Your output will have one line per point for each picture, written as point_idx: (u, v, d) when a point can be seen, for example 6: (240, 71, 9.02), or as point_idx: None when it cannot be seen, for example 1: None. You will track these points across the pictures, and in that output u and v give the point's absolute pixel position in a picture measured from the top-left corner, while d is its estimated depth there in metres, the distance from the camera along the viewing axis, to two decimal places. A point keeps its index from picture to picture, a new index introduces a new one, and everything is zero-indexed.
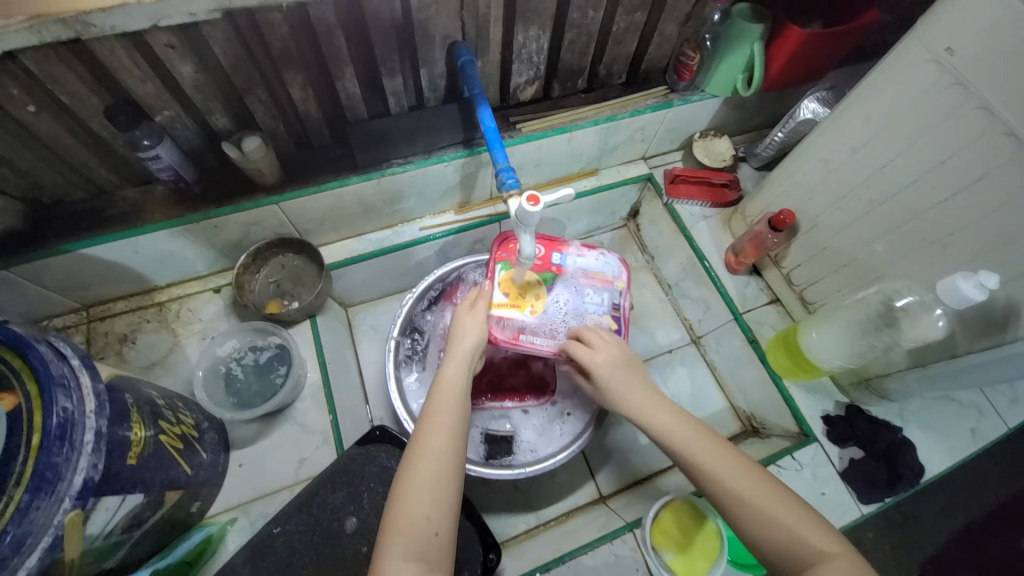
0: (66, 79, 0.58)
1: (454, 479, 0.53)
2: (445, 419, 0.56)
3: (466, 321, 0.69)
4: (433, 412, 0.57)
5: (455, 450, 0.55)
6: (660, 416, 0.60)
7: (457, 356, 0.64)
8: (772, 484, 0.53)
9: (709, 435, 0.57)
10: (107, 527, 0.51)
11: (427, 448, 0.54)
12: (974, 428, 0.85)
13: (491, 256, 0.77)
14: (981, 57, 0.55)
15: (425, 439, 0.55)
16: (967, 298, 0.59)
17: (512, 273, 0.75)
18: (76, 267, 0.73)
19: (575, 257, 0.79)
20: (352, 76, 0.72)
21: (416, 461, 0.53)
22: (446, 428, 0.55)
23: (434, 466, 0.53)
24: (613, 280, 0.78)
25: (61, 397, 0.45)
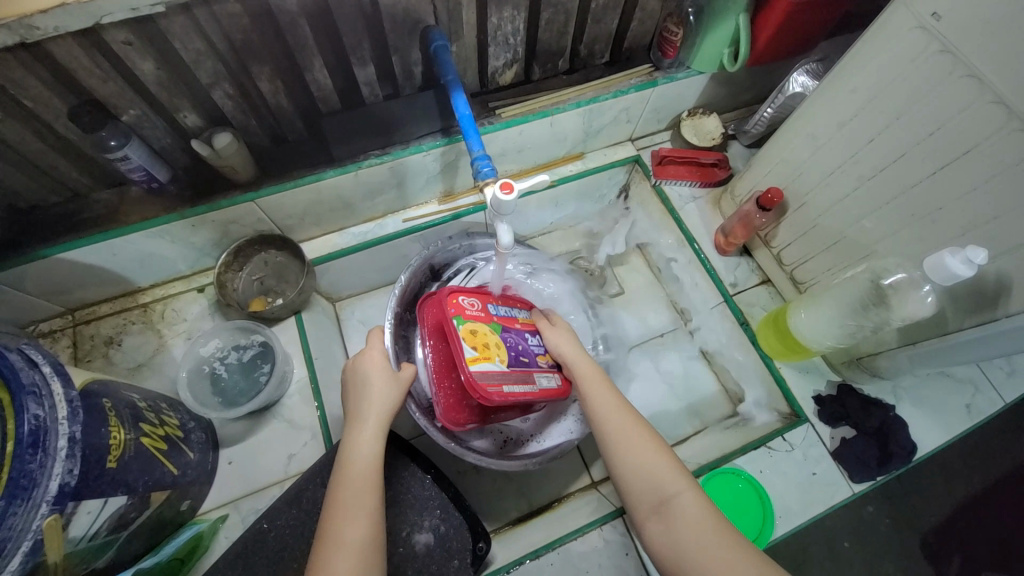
0: (25, 81, 0.57)
1: (374, 556, 0.53)
2: (356, 503, 0.55)
3: (371, 378, 0.65)
4: (342, 496, 0.56)
5: (373, 528, 0.55)
6: (620, 411, 0.62)
7: (363, 427, 0.61)
8: (713, 515, 0.53)
9: (658, 438, 0.60)
10: (91, 529, 0.52)
11: (342, 534, 0.53)
12: (969, 404, 0.83)
13: (441, 313, 0.65)
14: (970, 22, 0.52)
15: (339, 523, 0.54)
16: (955, 275, 0.57)
17: (470, 325, 0.65)
18: (55, 272, 0.73)
19: (502, 308, 0.74)
20: (321, 67, 0.70)
21: (333, 558, 0.51)
22: (362, 513, 0.55)
23: (351, 561, 0.51)
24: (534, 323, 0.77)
25: (33, 404, 0.46)
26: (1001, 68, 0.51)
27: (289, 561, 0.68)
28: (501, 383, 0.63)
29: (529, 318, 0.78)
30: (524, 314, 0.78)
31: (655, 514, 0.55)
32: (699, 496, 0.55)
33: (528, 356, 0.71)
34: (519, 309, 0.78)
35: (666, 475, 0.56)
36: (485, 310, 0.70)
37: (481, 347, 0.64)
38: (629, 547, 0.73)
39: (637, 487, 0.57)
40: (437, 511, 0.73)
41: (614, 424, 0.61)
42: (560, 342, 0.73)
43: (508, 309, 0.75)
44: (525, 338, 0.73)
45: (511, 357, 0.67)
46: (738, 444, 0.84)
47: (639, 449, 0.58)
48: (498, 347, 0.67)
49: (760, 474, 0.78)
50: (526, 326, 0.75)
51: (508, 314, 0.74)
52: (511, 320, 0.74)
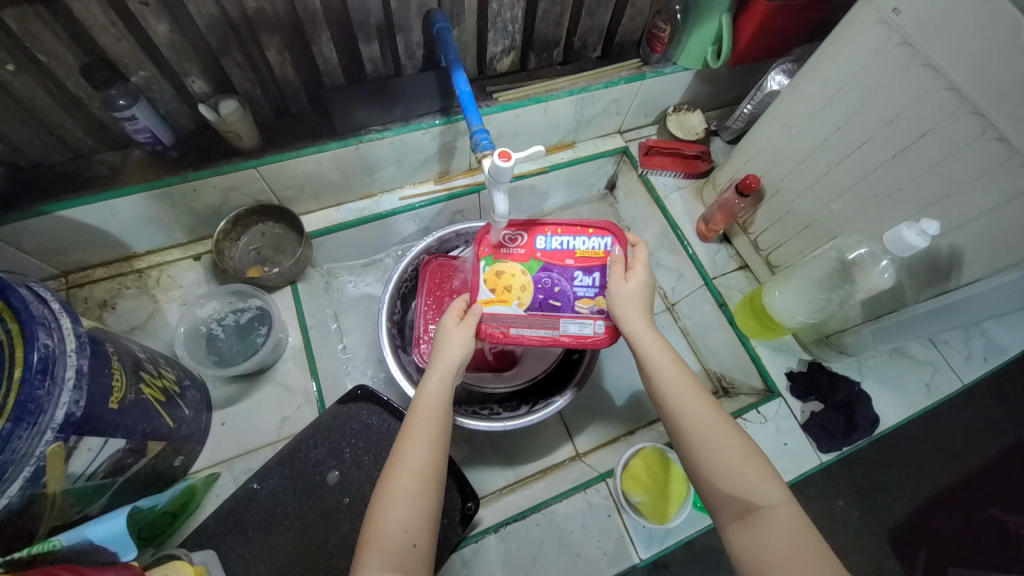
0: (40, 35, 0.59)
1: (433, 489, 0.55)
2: (426, 435, 0.57)
3: (454, 332, 0.67)
4: (415, 425, 0.58)
5: (436, 463, 0.56)
6: (705, 405, 0.57)
7: (439, 369, 0.63)
8: (803, 527, 0.50)
9: (748, 441, 0.55)
10: (89, 468, 0.53)
11: (408, 461, 0.55)
12: (929, 383, 0.90)
13: (475, 253, 0.74)
14: (924, 18, 0.58)
15: (404, 454, 0.56)
16: (910, 245, 0.62)
17: (497, 266, 0.72)
18: (53, 230, 0.74)
19: (559, 239, 0.73)
20: (328, 41, 0.73)
21: (395, 476, 0.55)
22: (427, 441, 0.57)
23: (411, 480, 0.54)
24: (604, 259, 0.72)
25: (43, 335, 0.46)
26: (953, 56, 0.57)
27: (281, 517, 0.70)
28: (514, 326, 0.71)
29: (600, 251, 0.72)
30: (592, 245, 0.72)
31: (740, 519, 0.52)
32: (791, 508, 0.51)
33: (564, 298, 0.71)
34: (590, 240, 0.72)
35: (758, 484, 0.52)
36: (528, 247, 0.73)
37: (500, 290, 0.71)
38: (613, 510, 0.76)
39: (722, 491, 0.53)
40: None
41: (699, 422, 0.56)
42: (625, 301, 0.66)
43: (570, 241, 0.72)
44: (570, 278, 0.72)
45: (534, 300, 0.71)
46: None
47: (727, 454, 0.54)
48: (521, 288, 0.71)
49: None
50: (584, 262, 0.72)
51: (562, 248, 0.72)
52: (567, 254, 0.72)
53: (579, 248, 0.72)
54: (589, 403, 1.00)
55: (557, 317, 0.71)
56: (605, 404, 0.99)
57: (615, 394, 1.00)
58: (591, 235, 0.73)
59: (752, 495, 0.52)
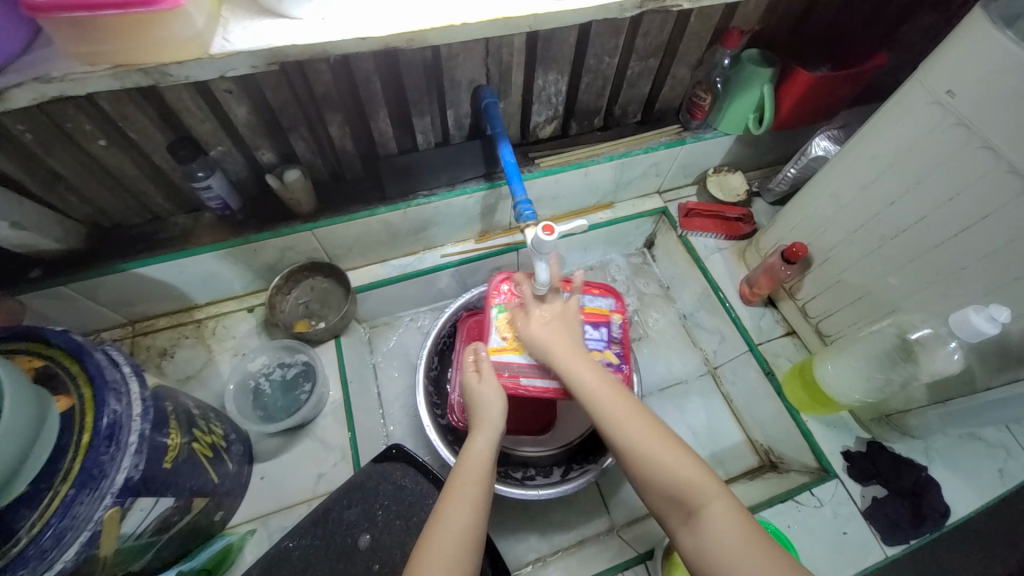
0: (137, 118, 0.66)
1: (471, 551, 0.55)
2: (466, 493, 0.59)
3: (481, 388, 0.71)
4: (456, 484, 0.60)
5: (476, 527, 0.56)
6: (633, 417, 0.60)
7: (484, 428, 0.66)
8: (745, 519, 0.51)
9: (682, 445, 0.58)
10: (140, 527, 0.55)
11: (450, 523, 0.56)
12: (1001, 468, 0.81)
13: (488, 300, 0.82)
14: (982, 100, 0.57)
15: (444, 513, 0.57)
16: (980, 331, 0.58)
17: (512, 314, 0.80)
18: (127, 284, 0.80)
19: (573, 295, 0.83)
20: (385, 116, 0.79)
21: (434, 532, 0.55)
22: (468, 501, 0.58)
23: (449, 538, 0.55)
24: (610, 314, 0.83)
25: (113, 400, 0.50)
26: (1013, 141, 0.55)
27: None
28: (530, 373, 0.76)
29: (605, 308, 0.83)
30: (598, 304, 0.84)
31: (686, 522, 0.53)
32: (731, 502, 0.52)
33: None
34: (596, 298, 0.84)
35: (695, 483, 0.54)
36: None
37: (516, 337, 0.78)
38: None
39: (665, 496, 0.55)
40: None
41: (632, 432, 0.59)
42: (544, 339, 0.71)
43: (580, 298, 0.83)
44: (580, 331, 0.81)
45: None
46: (765, 497, 0.83)
47: (662, 457, 0.56)
48: None
49: (788, 529, 0.76)
50: (593, 316, 0.82)
51: (573, 303, 0.83)
52: (580, 309, 0.82)
53: (587, 304, 0.83)
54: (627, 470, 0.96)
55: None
56: None
57: None
58: (597, 295, 0.84)
59: (690, 491, 0.53)
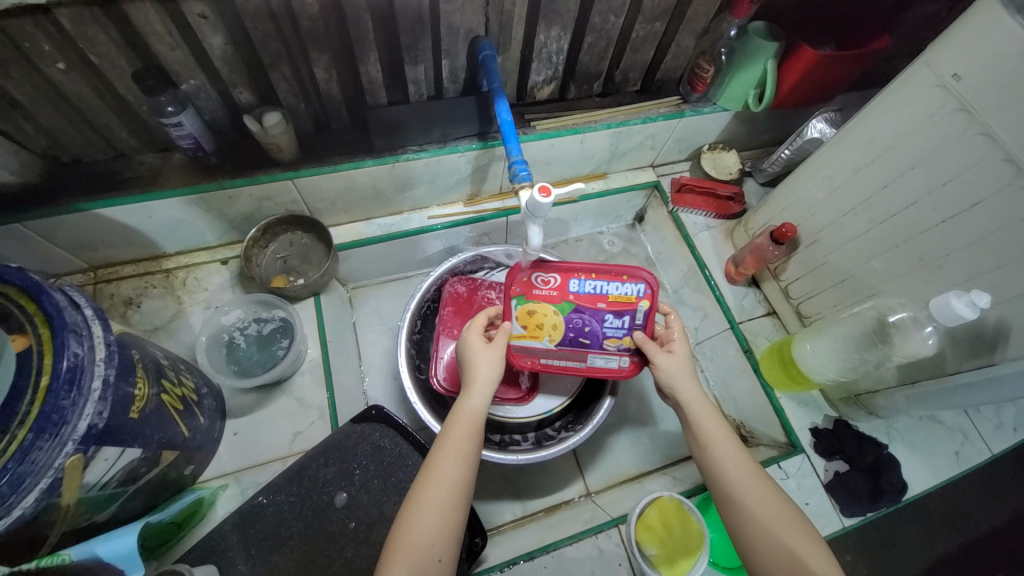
0: (98, 39, 0.60)
1: (459, 507, 0.56)
2: (462, 450, 0.58)
3: (479, 350, 0.67)
4: (451, 439, 0.59)
5: (466, 480, 0.57)
6: (748, 466, 0.58)
7: (479, 388, 0.64)
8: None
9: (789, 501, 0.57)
10: (103, 478, 0.52)
11: (442, 475, 0.56)
12: (957, 451, 0.86)
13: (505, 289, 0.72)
14: (986, 85, 0.57)
15: (441, 466, 0.57)
16: (959, 316, 0.60)
17: (529, 305, 0.71)
18: (88, 226, 0.74)
19: (592, 279, 0.70)
20: (375, 61, 0.74)
21: (428, 486, 0.56)
22: (460, 459, 0.57)
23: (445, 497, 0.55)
24: (640, 302, 0.70)
25: (73, 343, 0.46)
26: (1014, 129, 0.55)
27: (285, 537, 0.68)
28: (544, 356, 0.74)
29: (636, 296, 0.70)
30: (625, 290, 0.70)
31: None
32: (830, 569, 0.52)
33: (594, 338, 0.71)
34: (625, 285, 0.69)
35: (813, 556, 0.52)
36: (561, 289, 0.71)
37: (532, 326, 0.72)
38: (624, 559, 0.73)
39: (772, 560, 0.53)
40: None
41: (756, 491, 0.56)
42: (680, 371, 0.65)
43: (603, 284, 0.70)
44: (601, 320, 0.71)
45: (565, 338, 0.72)
46: None
47: (783, 526, 0.54)
48: (553, 327, 0.72)
49: None
50: (616, 306, 0.70)
51: (593, 290, 0.70)
52: (602, 297, 0.70)
53: (616, 289, 0.70)
54: (604, 439, 0.97)
55: (585, 353, 0.72)
56: (619, 442, 0.97)
57: (631, 431, 0.98)
58: (624, 278, 0.70)
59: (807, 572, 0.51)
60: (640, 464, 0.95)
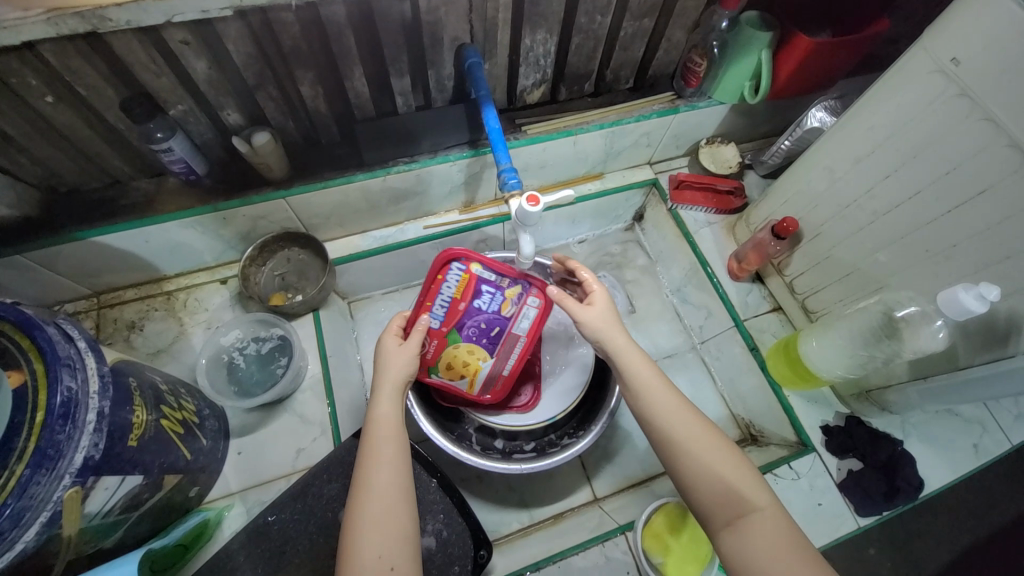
0: (84, 72, 0.60)
1: (402, 506, 0.56)
2: (386, 454, 0.59)
3: (390, 352, 0.69)
4: (373, 449, 0.59)
5: (400, 483, 0.57)
6: (682, 414, 0.59)
7: (387, 389, 0.65)
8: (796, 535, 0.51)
9: (728, 445, 0.57)
10: (106, 506, 0.53)
11: (375, 484, 0.56)
12: (976, 444, 0.84)
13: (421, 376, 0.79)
14: (985, 69, 0.54)
15: (372, 475, 0.57)
16: (967, 310, 0.58)
17: (441, 363, 0.78)
18: (87, 254, 0.75)
19: (435, 303, 0.74)
20: (361, 76, 0.73)
21: (361, 503, 0.55)
22: (389, 461, 0.58)
23: (380, 505, 0.55)
24: (474, 272, 0.73)
25: (67, 377, 0.47)
26: (1015, 114, 0.53)
27: (291, 555, 0.69)
28: (504, 367, 0.81)
29: (466, 273, 0.73)
30: (455, 280, 0.73)
31: (732, 525, 0.52)
32: (778, 512, 0.52)
33: (501, 325, 0.77)
34: (451, 281, 0.72)
35: (749, 488, 0.54)
36: (436, 334, 0.76)
37: (468, 369, 0.79)
38: (631, 566, 0.72)
39: (717, 499, 0.54)
40: (441, 515, 0.73)
41: (689, 433, 0.57)
42: (601, 323, 0.68)
43: (442, 299, 0.74)
44: (479, 312, 0.75)
45: (487, 346, 0.78)
46: None
47: (717, 458, 0.55)
48: (474, 353, 0.78)
49: None
50: (467, 293, 0.74)
51: (441, 306, 0.74)
52: (455, 305, 0.74)
53: (450, 291, 0.73)
54: (610, 443, 0.96)
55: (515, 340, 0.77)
56: (626, 445, 0.95)
57: (638, 434, 0.96)
58: (443, 278, 0.72)
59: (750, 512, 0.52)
60: (647, 467, 0.93)
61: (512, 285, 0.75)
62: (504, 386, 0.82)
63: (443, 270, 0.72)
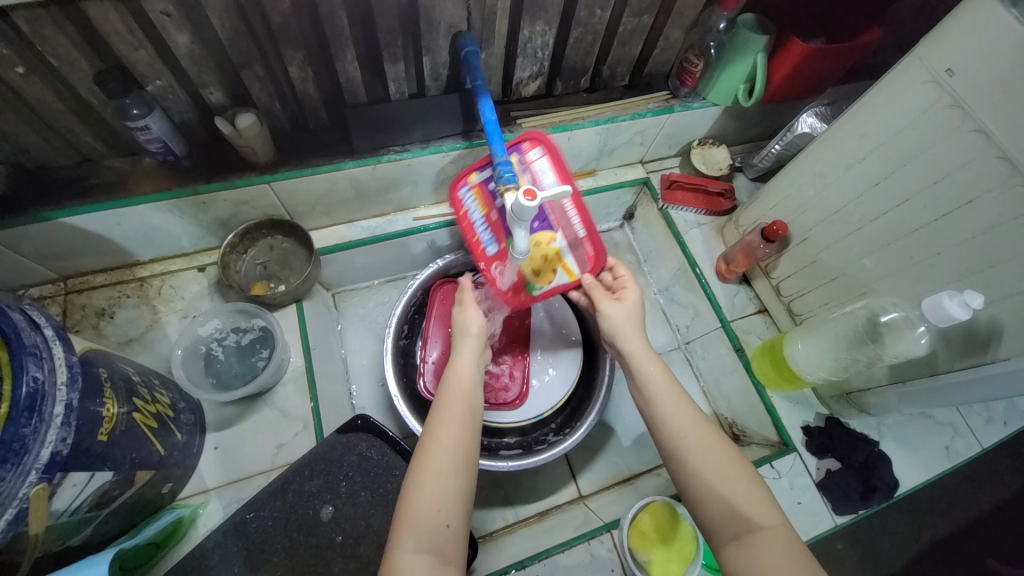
0: (57, 41, 0.56)
1: (467, 467, 0.54)
2: (460, 413, 0.57)
3: (467, 314, 0.70)
4: (448, 406, 0.58)
5: (468, 445, 0.55)
6: (695, 426, 0.57)
7: (467, 355, 0.65)
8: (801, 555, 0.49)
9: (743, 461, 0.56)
10: (73, 504, 0.50)
11: (442, 439, 0.55)
12: (948, 445, 0.87)
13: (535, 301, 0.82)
14: (981, 81, 0.55)
15: (440, 430, 0.55)
16: (951, 316, 0.59)
17: (531, 276, 0.79)
18: (54, 236, 0.71)
19: (483, 230, 0.80)
20: (353, 59, 0.70)
21: (427, 452, 0.54)
22: (458, 420, 0.57)
23: (447, 460, 0.53)
24: (477, 183, 0.80)
25: (33, 366, 0.44)
26: (1007, 126, 0.54)
27: (270, 554, 0.66)
28: (576, 228, 0.76)
29: (474, 188, 0.81)
30: (471, 195, 0.81)
31: (737, 539, 0.51)
32: (788, 533, 0.51)
33: (534, 195, 0.75)
34: (470, 205, 0.81)
35: (757, 507, 0.52)
36: (500, 257, 0.79)
37: (553, 258, 0.76)
38: (616, 564, 0.72)
39: (720, 509, 0.52)
40: None
41: (697, 442, 0.56)
42: (619, 321, 0.68)
43: (480, 224, 0.81)
44: None
45: (541, 225, 0.76)
46: None
47: (721, 471, 0.54)
48: (541, 241, 0.76)
49: None
50: (488, 199, 0.78)
51: (483, 228, 0.80)
52: (490, 218, 0.78)
53: (480, 216, 0.80)
54: (596, 441, 0.96)
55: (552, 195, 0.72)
56: (612, 443, 0.96)
57: (623, 431, 0.97)
58: (461, 204, 0.83)
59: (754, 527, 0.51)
60: (632, 466, 0.94)
61: (506, 159, 0.77)
62: (597, 249, 0.76)
63: (461, 203, 0.83)
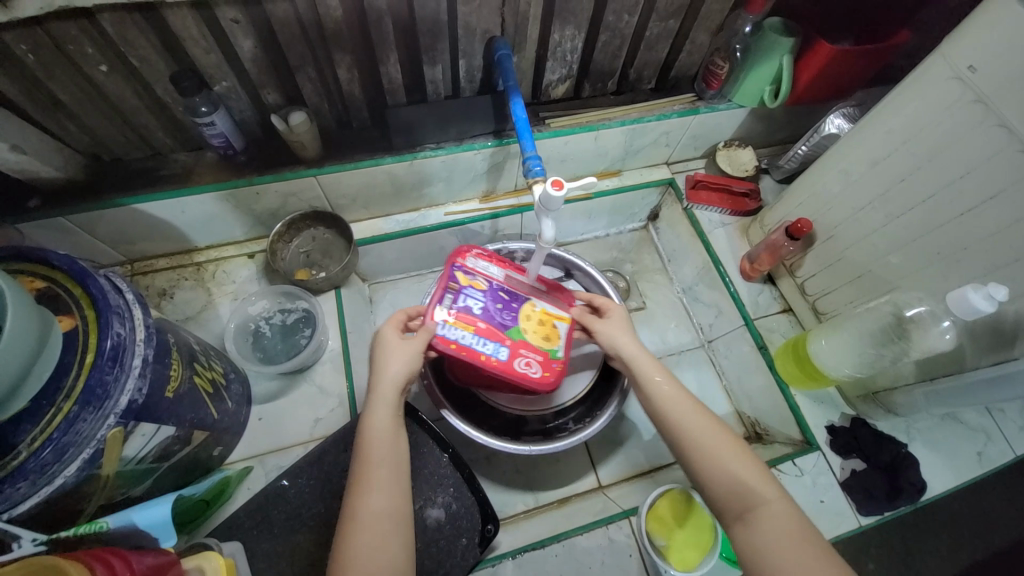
0: (139, 43, 0.64)
1: (401, 530, 0.55)
2: (380, 474, 0.57)
3: (392, 344, 0.67)
4: (367, 470, 0.57)
5: (396, 505, 0.56)
6: (690, 411, 0.60)
7: (384, 393, 0.63)
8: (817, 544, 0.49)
9: (740, 445, 0.57)
10: (141, 453, 0.56)
11: (368, 508, 0.55)
12: (981, 452, 0.85)
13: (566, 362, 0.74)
14: (1003, 75, 0.56)
15: (366, 499, 0.55)
16: (975, 309, 0.59)
17: (547, 344, 0.73)
18: (126, 221, 0.79)
19: (483, 344, 0.70)
20: (395, 62, 0.76)
21: (357, 526, 0.54)
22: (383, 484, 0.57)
23: (377, 526, 0.54)
24: (446, 314, 0.70)
25: (117, 324, 0.50)
26: None
27: (306, 518, 0.71)
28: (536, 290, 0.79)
29: (450, 318, 0.70)
30: (447, 329, 0.69)
31: (742, 519, 0.53)
32: (789, 507, 0.52)
33: (497, 288, 0.75)
34: (451, 334, 0.69)
35: (756, 481, 0.54)
36: (513, 351, 0.71)
37: (547, 320, 0.75)
38: (633, 550, 0.74)
39: (722, 491, 0.54)
40: (451, 489, 0.75)
41: (692, 428, 0.58)
42: (615, 335, 0.71)
43: (475, 342, 0.70)
44: (480, 308, 0.72)
45: (518, 308, 0.74)
46: None
47: (720, 452, 0.56)
48: (530, 315, 0.74)
49: None
50: (464, 318, 0.71)
51: (481, 343, 0.70)
52: (481, 329, 0.71)
53: (466, 334, 0.70)
54: (617, 435, 0.97)
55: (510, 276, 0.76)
56: (632, 436, 0.97)
57: (644, 425, 0.98)
58: (455, 348, 0.69)
59: (754, 507, 0.52)
60: (653, 460, 0.95)
61: (455, 281, 0.74)
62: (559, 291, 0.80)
63: (443, 343, 0.69)
